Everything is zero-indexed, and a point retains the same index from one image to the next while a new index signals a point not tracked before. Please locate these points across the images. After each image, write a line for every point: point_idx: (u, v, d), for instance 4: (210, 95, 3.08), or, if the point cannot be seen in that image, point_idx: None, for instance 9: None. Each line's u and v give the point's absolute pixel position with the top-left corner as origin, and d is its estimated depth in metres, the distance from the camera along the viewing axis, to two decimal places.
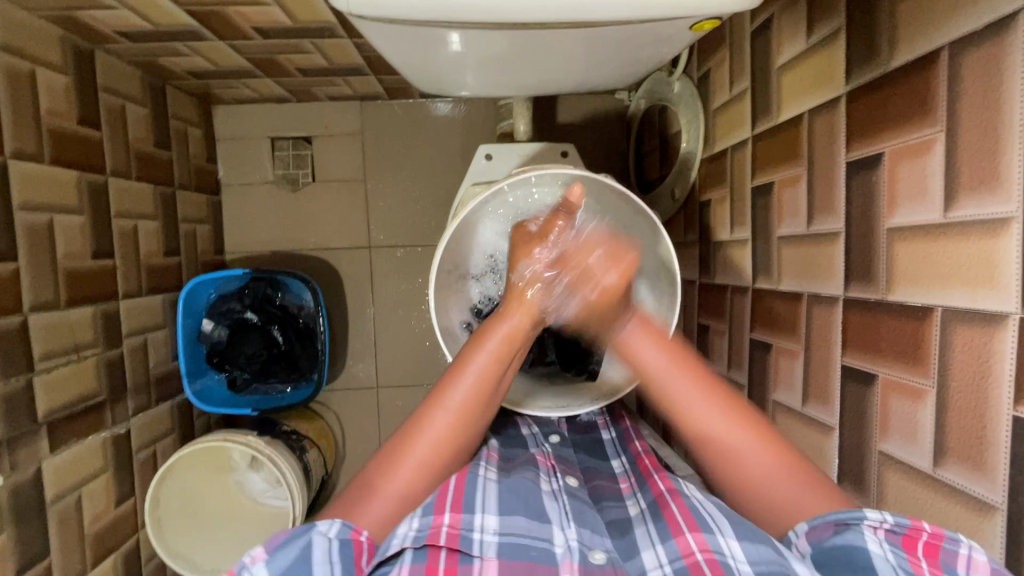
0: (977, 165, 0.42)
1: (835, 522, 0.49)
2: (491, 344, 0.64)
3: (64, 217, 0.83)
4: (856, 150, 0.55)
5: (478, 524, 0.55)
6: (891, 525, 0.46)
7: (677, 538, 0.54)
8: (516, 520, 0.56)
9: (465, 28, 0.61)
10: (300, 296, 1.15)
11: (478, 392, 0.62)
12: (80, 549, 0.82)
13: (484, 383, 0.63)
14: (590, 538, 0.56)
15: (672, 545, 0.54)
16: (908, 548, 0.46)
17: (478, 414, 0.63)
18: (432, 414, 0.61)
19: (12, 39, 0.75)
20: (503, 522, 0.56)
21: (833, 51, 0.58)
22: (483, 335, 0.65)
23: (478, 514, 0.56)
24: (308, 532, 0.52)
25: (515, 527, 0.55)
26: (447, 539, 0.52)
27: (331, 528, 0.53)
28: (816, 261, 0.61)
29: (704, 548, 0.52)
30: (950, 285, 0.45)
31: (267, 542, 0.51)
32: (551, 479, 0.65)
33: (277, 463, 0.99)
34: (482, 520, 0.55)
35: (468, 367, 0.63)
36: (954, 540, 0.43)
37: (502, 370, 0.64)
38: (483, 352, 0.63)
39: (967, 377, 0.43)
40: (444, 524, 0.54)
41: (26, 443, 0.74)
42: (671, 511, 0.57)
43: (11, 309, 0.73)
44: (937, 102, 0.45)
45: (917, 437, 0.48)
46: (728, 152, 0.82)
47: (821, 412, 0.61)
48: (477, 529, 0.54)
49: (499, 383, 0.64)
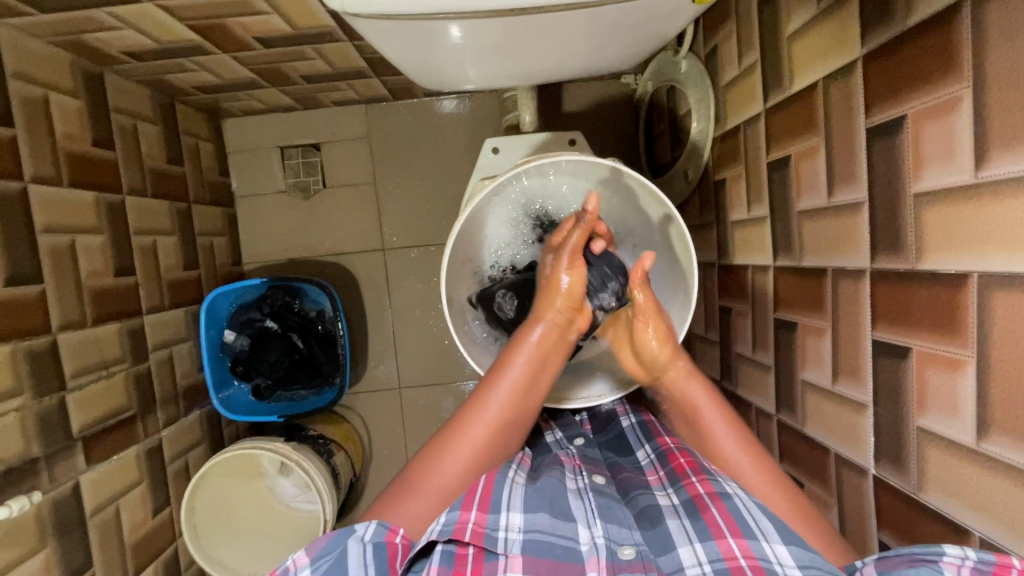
0: (1009, 119, 0.40)
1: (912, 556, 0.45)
2: (519, 361, 0.64)
3: (85, 236, 0.85)
4: (877, 114, 0.52)
5: (503, 523, 0.55)
6: (974, 562, 0.42)
7: (720, 540, 0.53)
8: (541, 517, 0.56)
9: (461, 20, 0.61)
10: (318, 302, 1.17)
11: (510, 402, 0.63)
12: (121, 559, 0.84)
13: (519, 386, 0.63)
14: (618, 533, 0.56)
15: (713, 546, 0.53)
16: None
17: (518, 411, 0.63)
18: (457, 439, 0.61)
19: (24, 67, 0.77)
20: (529, 519, 0.55)
21: (846, 13, 0.56)
22: (514, 351, 0.65)
23: (503, 513, 0.55)
24: (345, 536, 0.53)
25: (540, 524, 0.55)
26: (473, 536, 0.53)
27: (367, 530, 0.53)
28: (839, 234, 0.59)
29: (750, 554, 0.51)
30: (986, 248, 0.42)
31: (311, 543, 0.53)
32: (577, 477, 0.64)
33: (305, 468, 1.01)
34: (508, 519, 0.55)
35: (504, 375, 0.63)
36: None
37: (537, 375, 0.64)
38: (517, 359, 0.64)
39: (1009, 347, 0.41)
40: (470, 520, 0.54)
41: (63, 458, 0.76)
42: (711, 514, 0.56)
43: (40, 330, 0.75)
44: (961, 57, 0.43)
45: (958, 411, 0.46)
46: (742, 128, 0.80)
47: (852, 390, 0.59)
48: (502, 528, 0.54)
49: (534, 385, 0.64)
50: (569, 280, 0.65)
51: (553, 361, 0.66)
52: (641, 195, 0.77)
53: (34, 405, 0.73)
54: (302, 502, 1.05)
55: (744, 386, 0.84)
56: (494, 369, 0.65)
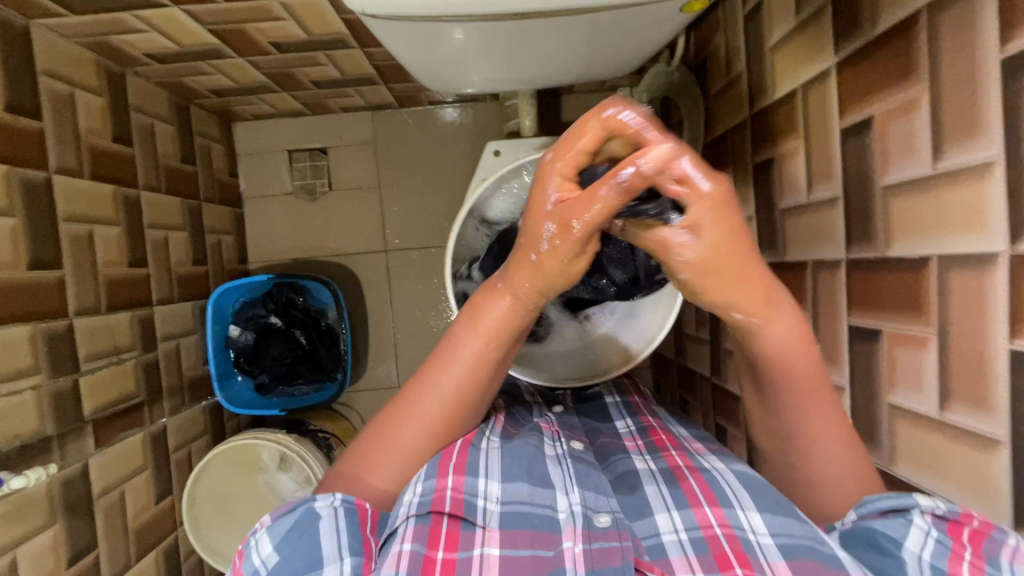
0: (961, 116, 0.44)
1: (884, 508, 0.47)
2: (472, 343, 0.57)
3: (102, 228, 0.88)
4: (849, 116, 0.57)
5: (482, 490, 0.55)
6: (941, 512, 0.45)
7: (695, 509, 0.55)
8: (519, 486, 0.57)
9: (467, 23, 0.65)
10: (322, 300, 1.21)
11: (462, 385, 0.57)
12: (124, 543, 0.86)
13: (472, 364, 0.57)
14: (594, 500, 0.55)
15: (689, 514, 0.54)
16: (953, 535, 0.44)
17: (472, 393, 0.58)
18: (405, 418, 0.58)
19: (53, 65, 0.81)
20: (507, 490, 0.56)
21: (822, 25, 0.61)
22: (464, 330, 0.57)
23: (480, 479, 0.56)
24: (310, 504, 0.53)
25: (519, 494, 0.56)
26: (451, 505, 0.53)
27: (334, 497, 0.53)
28: (817, 229, 0.64)
29: (724, 522, 0.52)
30: (945, 233, 0.46)
31: (275, 510, 0.54)
32: (555, 444, 0.66)
33: (305, 458, 1.04)
34: (486, 487, 0.56)
35: (453, 352, 0.57)
36: (1004, 532, 0.41)
37: (495, 355, 0.57)
38: (470, 339, 0.57)
39: (965, 322, 0.45)
40: (448, 487, 0.54)
41: (73, 439, 0.79)
42: (688, 484, 0.58)
43: (58, 314, 0.79)
44: (920, 61, 0.48)
45: (923, 385, 0.50)
46: (730, 133, 0.85)
47: (831, 374, 0.63)
48: (480, 496, 0.55)
49: (492, 363, 0.58)
50: (553, 242, 0.49)
51: (515, 338, 0.58)
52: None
53: (49, 385, 0.76)
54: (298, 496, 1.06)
55: (733, 379, 0.88)
56: (444, 343, 0.59)
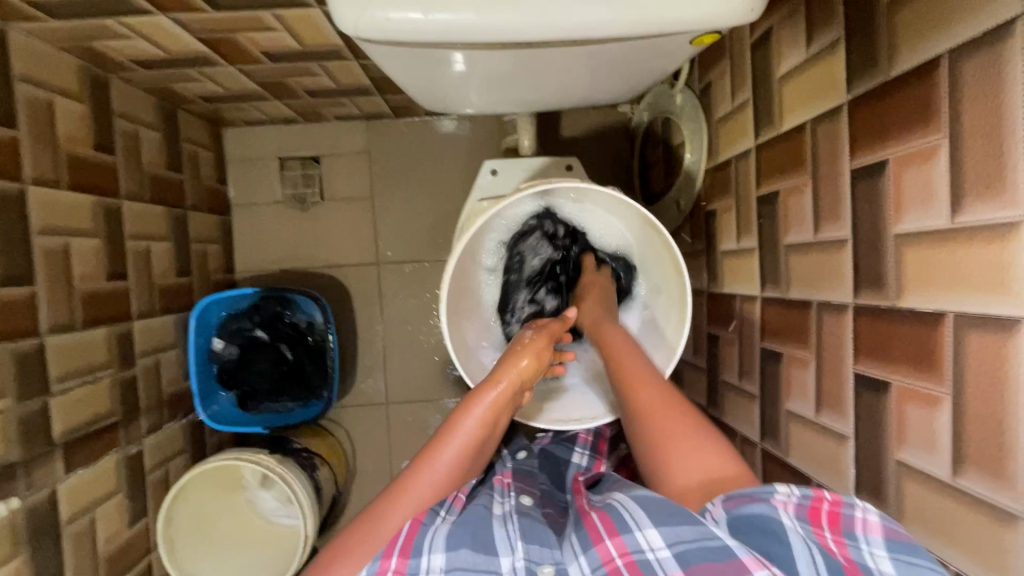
0: (985, 170, 0.42)
1: (749, 495, 0.51)
2: (470, 423, 0.64)
3: (80, 240, 0.85)
4: (862, 158, 0.55)
5: (424, 567, 0.53)
6: (798, 499, 0.51)
7: (598, 546, 0.53)
8: (463, 554, 0.55)
9: (466, 49, 0.62)
10: (308, 313, 1.16)
11: (459, 462, 0.63)
12: (94, 571, 0.82)
13: (471, 443, 0.63)
14: (537, 553, 0.57)
15: (593, 554, 0.53)
16: (814, 521, 0.50)
17: (466, 469, 0.64)
18: (405, 495, 0.60)
19: (31, 70, 0.78)
20: (451, 559, 0.54)
21: (834, 61, 0.59)
22: (464, 412, 0.64)
23: (425, 556, 0.54)
24: None
25: (461, 562, 0.54)
26: None
27: None
28: (823, 269, 0.61)
29: (625, 552, 0.52)
30: (964, 291, 0.44)
31: None
32: (501, 502, 0.66)
33: (288, 481, 0.99)
34: (430, 561, 0.54)
35: (455, 432, 0.63)
36: (852, 507, 0.49)
37: (487, 435, 0.65)
38: (469, 419, 0.64)
39: (984, 386, 0.43)
40: (389, 570, 0.52)
41: (41, 465, 0.75)
42: (591, 520, 0.57)
43: (28, 332, 0.75)
44: (940, 108, 0.45)
45: (935, 446, 0.47)
46: (733, 161, 0.82)
47: (834, 421, 0.60)
48: (424, 571, 0.53)
49: (484, 443, 0.65)
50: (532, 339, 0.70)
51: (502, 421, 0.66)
52: (634, 221, 0.80)
53: (16, 408, 0.72)
54: (281, 516, 1.05)
55: (729, 412, 0.86)
56: (447, 422, 0.64)
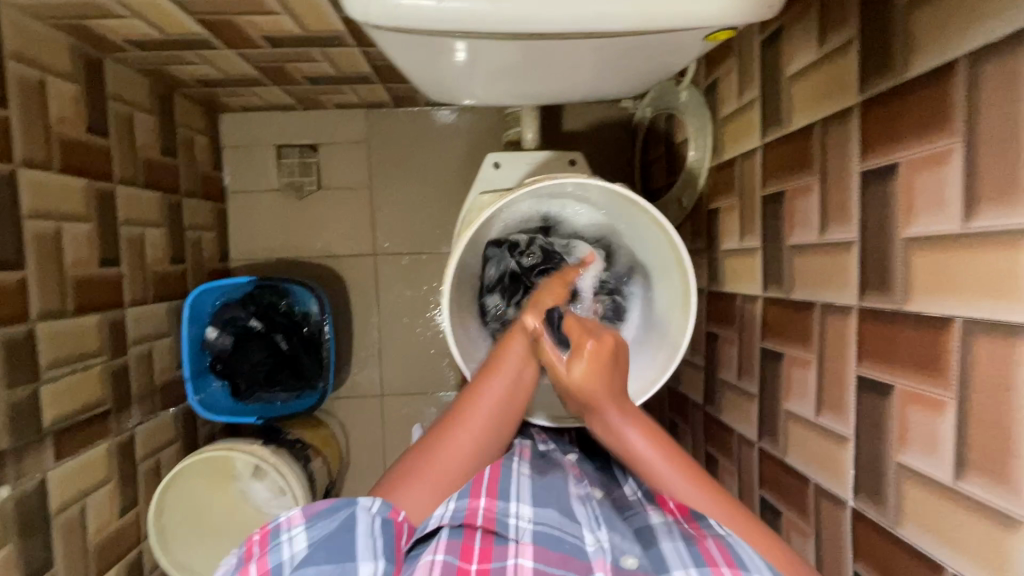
0: (999, 177, 0.42)
1: None
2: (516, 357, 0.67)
3: (72, 225, 0.83)
4: (872, 160, 0.55)
5: (513, 510, 0.57)
6: None
7: (703, 549, 0.54)
8: (550, 512, 0.58)
9: (475, 39, 0.61)
10: (304, 304, 1.15)
11: (506, 395, 0.65)
12: (84, 560, 0.81)
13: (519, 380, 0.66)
14: (622, 542, 0.57)
15: (695, 552, 0.54)
16: None
17: (517, 403, 0.66)
18: (462, 426, 0.62)
19: (24, 48, 0.75)
20: (538, 512, 0.58)
21: (846, 61, 0.58)
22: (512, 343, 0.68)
23: (512, 502, 0.58)
24: (351, 506, 0.55)
25: (549, 519, 0.57)
26: (484, 521, 0.56)
27: (373, 503, 0.55)
28: (828, 271, 0.61)
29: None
30: (974, 296, 0.44)
31: (310, 506, 0.55)
32: (580, 484, 0.66)
33: (280, 470, 0.99)
34: (518, 508, 0.58)
35: (504, 365, 0.66)
36: None
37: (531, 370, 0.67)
38: (512, 351, 0.67)
39: (990, 392, 0.43)
40: (479, 506, 0.56)
41: (30, 453, 0.73)
42: (701, 537, 0.55)
43: (19, 318, 0.73)
44: (956, 112, 0.45)
45: (937, 449, 0.48)
46: (738, 160, 0.82)
47: (834, 423, 0.61)
48: (512, 516, 0.57)
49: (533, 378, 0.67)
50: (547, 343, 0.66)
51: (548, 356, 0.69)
52: (632, 212, 0.78)
53: (5, 396, 0.71)
54: (274, 507, 1.00)
55: (727, 411, 0.86)
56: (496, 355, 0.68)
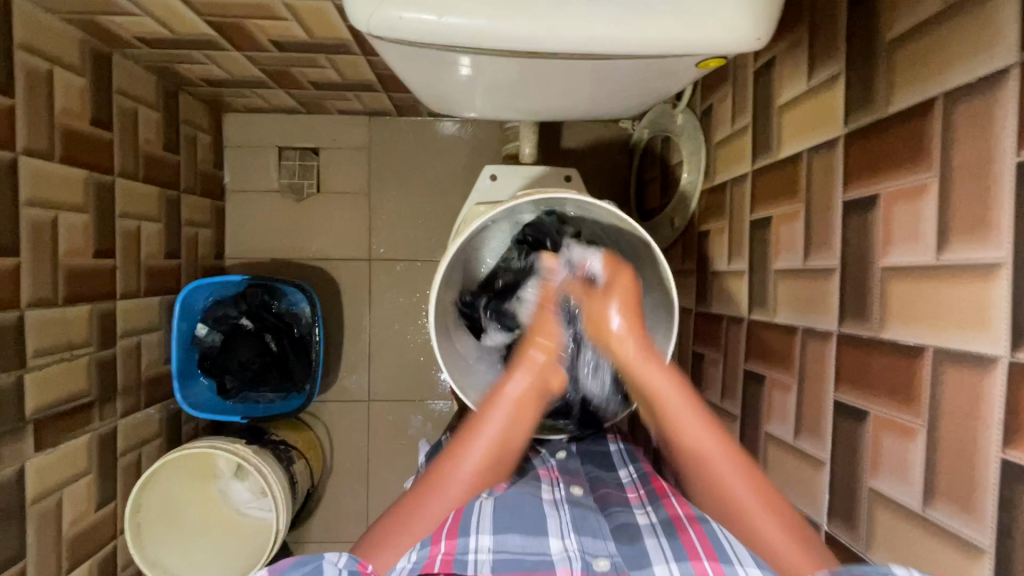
0: (970, 212, 0.43)
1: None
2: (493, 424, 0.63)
3: (69, 215, 0.83)
4: (853, 190, 0.56)
5: (472, 545, 0.57)
6: None
7: (694, 561, 0.55)
8: (512, 538, 0.58)
9: (475, 54, 0.63)
10: (295, 304, 1.16)
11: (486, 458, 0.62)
12: (56, 552, 0.80)
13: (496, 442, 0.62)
14: (592, 545, 0.59)
15: (687, 565, 0.55)
16: None
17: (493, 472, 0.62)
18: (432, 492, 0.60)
19: (33, 40, 0.77)
20: (499, 541, 0.58)
21: (832, 94, 0.60)
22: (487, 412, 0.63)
23: (472, 535, 0.58)
24: (317, 560, 0.52)
25: (511, 545, 0.58)
26: (442, 565, 0.54)
27: (340, 556, 0.52)
28: (812, 297, 0.62)
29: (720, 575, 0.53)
30: (944, 326, 0.45)
31: (274, 565, 0.52)
32: (553, 489, 0.68)
33: (263, 472, 0.98)
34: (477, 541, 0.57)
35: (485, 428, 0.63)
36: None
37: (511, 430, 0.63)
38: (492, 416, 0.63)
39: (958, 421, 0.44)
40: (439, 552, 0.56)
41: (11, 441, 0.73)
42: (687, 535, 0.58)
43: (9, 304, 0.74)
44: (931, 148, 0.47)
45: (909, 476, 0.48)
46: (729, 184, 0.84)
47: (812, 447, 0.61)
48: (472, 550, 0.56)
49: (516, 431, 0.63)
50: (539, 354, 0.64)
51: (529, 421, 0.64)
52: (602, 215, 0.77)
53: None
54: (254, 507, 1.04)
55: None
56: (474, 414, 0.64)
